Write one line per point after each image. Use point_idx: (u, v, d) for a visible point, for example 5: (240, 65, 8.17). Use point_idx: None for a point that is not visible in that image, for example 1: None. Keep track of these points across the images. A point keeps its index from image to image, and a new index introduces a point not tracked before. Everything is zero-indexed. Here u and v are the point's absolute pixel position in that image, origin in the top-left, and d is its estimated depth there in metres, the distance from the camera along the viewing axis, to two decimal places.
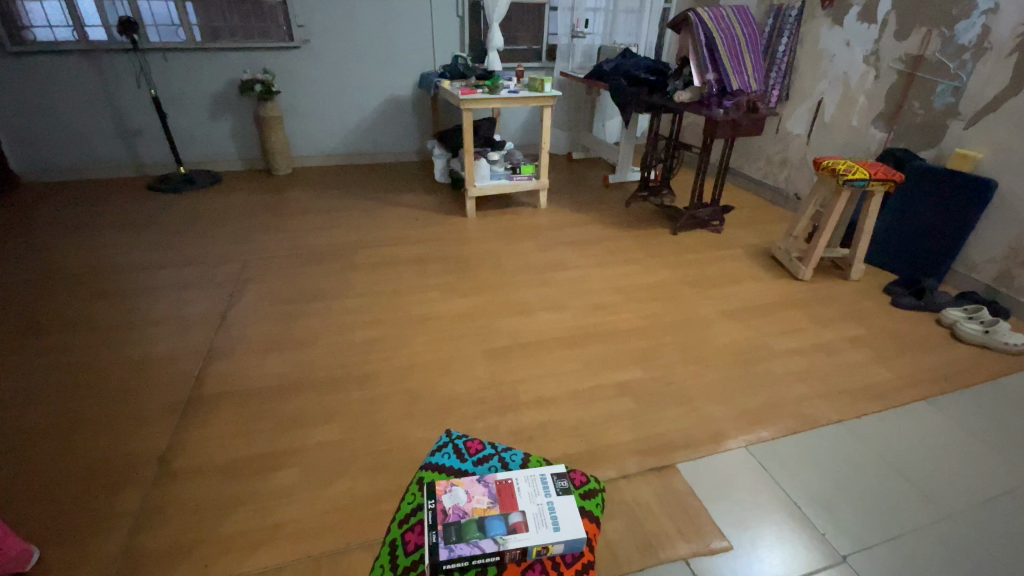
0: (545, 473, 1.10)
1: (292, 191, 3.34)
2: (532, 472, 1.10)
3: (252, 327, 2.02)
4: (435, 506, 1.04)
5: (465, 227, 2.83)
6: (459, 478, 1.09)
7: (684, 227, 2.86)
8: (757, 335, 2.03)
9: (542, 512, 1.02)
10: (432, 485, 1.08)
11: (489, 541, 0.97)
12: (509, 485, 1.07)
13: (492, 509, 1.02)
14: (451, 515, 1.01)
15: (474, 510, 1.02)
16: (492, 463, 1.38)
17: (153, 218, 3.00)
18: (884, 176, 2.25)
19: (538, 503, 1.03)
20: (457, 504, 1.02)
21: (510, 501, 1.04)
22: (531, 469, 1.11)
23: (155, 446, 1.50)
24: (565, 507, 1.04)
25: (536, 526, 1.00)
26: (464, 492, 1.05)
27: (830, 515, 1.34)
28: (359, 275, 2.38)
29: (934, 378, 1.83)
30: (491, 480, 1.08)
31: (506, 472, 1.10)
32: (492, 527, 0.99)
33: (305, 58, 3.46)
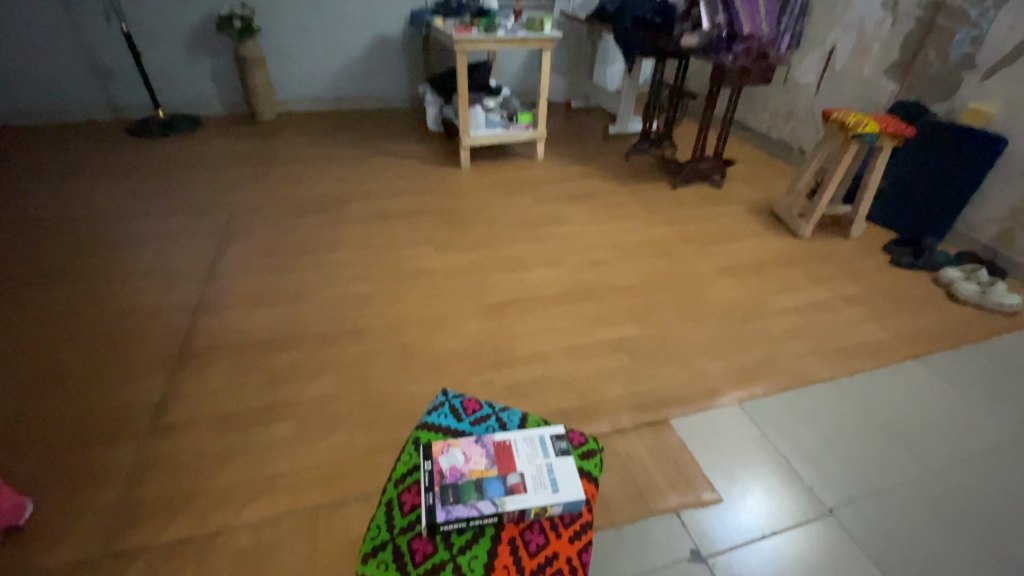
0: (542, 436, 1.26)
1: (278, 139, 3.20)
2: (528, 435, 1.27)
3: (240, 280, 1.97)
4: (433, 468, 1.20)
5: (459, 179, 2.74)
6: (456, 440, 1.25)
7: (684, 181, 2.78)
8: (753, 293, 2.01)
9: (540, 474, 1.19)
10: (430, 448, 1.24)
11: (487, 503, 1.13)
12: (507, 448, 1.24)
13: (490, 471, 1.18)
14: (449, 477, 1.17)
15: (472, 471, 1.19)
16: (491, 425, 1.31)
17: (132, 165, 2.87)
18: (894, 130, 2.18)
19: (535, 465, 1.20)
20: (455, 466, 1.19)
21: (507, 463, 1.21)
22: (528, 431, 1.28)
23: (147, 399, 1.49)
24: (561, 468, 1.20)
25: (533, 486, 1.16)
26: (463, 454, 1.21)
27: (818, 470, 1.37)
28: (350, 228, 2.31)
29: (926, 337, 1.84)
30: (489, 442, 1.25)
31: (503, 436, 1.27)
32: (489, 489, 1.15)
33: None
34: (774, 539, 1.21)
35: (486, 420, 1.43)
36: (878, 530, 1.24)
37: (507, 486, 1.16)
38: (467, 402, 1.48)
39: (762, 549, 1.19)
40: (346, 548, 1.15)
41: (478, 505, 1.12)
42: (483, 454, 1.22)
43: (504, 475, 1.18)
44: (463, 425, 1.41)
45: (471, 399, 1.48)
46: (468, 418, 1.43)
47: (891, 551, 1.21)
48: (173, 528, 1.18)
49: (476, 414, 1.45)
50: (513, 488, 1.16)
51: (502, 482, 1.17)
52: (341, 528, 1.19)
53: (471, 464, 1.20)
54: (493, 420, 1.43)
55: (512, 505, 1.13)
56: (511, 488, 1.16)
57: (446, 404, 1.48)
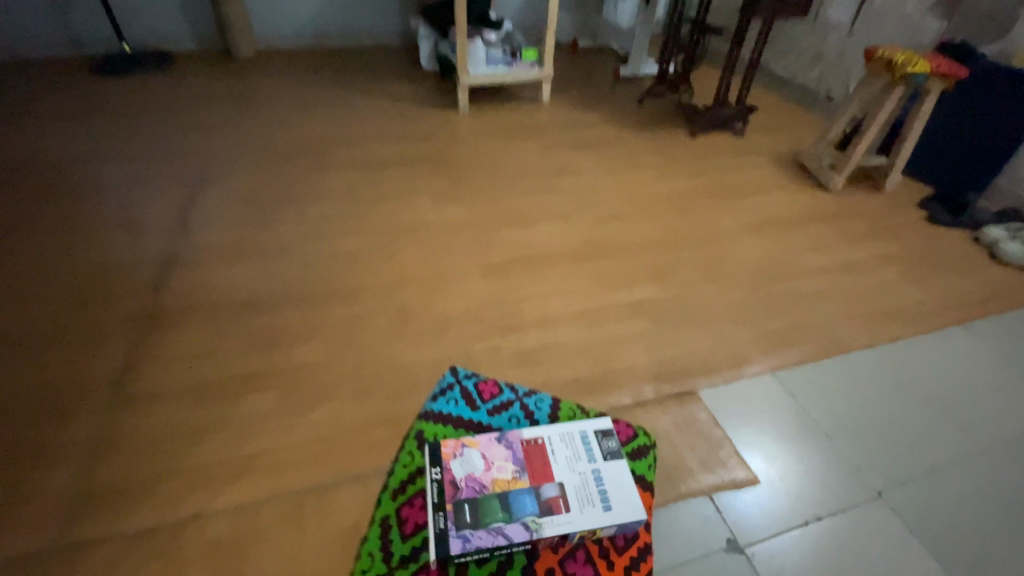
0: (584, 432, 1.08)
1: (256, 78, 2.89)
2: (566, 432, 1.08)
3: (216, 232, 1.76)
4: (443, 476, 1.00)
5: (456, 123, 2.48)
6: (472, 439, 1.06)
7: (703, 129, 2.53)
8: (783, 251, 1.83)
9: (585, 486, 1.00)
10: (435, 447, 1.04)
11: (518, 527, 0.94)
12: (539, 449, 1.05)
13: (519, 482, 1.00)
14: (464, 489, 0.98)
15: (494, 482, 0.99)
16: (512, 412, 1.23)
17: (95, 105, 2.57)
18: (947, 70, 1.94)
19: (580, 474, 1.01)
20: (472, 475, 1.00)
21: (541, 473, 1.01)
22: (566, 426, 1.09)
23: (107, 366, 1.31)
24: (610, 475, 1.02)
25: (578, 504, 0.97)
26: (481, 458, 1.03)
27: (861, 446, 1.24)
28: (337, 176, 2.08)
29: (971, 301, 1.69)
30: (516, 442, 1.06)
31: (533, 432, 1.08)
32: (519, 506, 0.96)
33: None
34: (816, 525, 1.09)
35: (508, 408, 1.24)
36: (930, 512, 1.13)
37: (542, 503, 0.97)
38: (483, 385, 1.28)
39: (803, 536, 1.07)
40: (338, 537, 1.01)
41: (505, 531, 0.93)
42: (509, 457, 1.03)
43: (538, 487, 0.99)
44: (479, 415, 1.22)
45: (487, 382, 1.29)
46: (486, 406, 1.24)
47: (947, 537, 1.09)
48: (138, 515, 1.03)
49: (495, 401, 1.25)
50: (550, 505, 0.97)
51: (536, 496, 0.98)
52: (332, 513, 1.04)
53: (493, 472, 1.01)
54: (516, 408, 1.24)
55: (550, 528, 0.94)
56: (549, 505, 0.97)
57: (456, 386, 1.28)
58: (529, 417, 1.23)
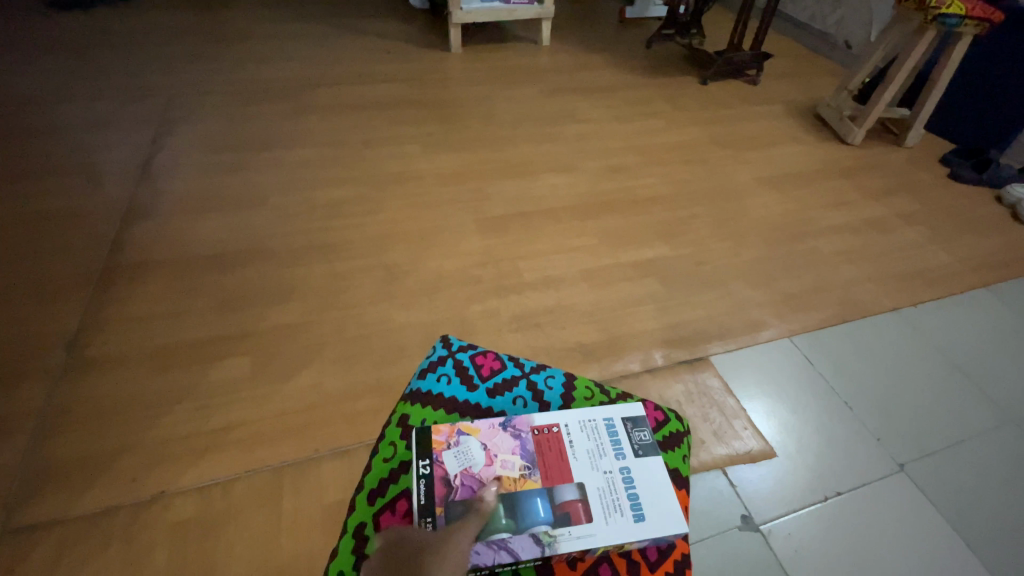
0: (611, 419, 0.75)
1: (228, 10, 2.62)
2: (588, 416, 0.75)
3: (183, 181, 1.60)
4: (431, 471, 0.69)
5: (448, 65, 2.27)
6: (470, 422, 0.74)
7: (715, 76, 2.34)
8: (800, 207, 1.70)
9: (612, 489, 0.68)
10: (423, 431, 0.72)
11: (525, 542, 0.63)
12: (552, 437, 0.72)
13: (530, 482, 0.68)
14: (458, 491, 0.67)
15: (497, 481, 0.68)
16: (519, 395, 0.82)
17: (46, 38, 2.30)
18: (982, 13, 1.74)
19: (605, 473, 0.69)
20: (468, 471, 0.69)
21: (556, 470, 0.69)
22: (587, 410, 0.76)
23: (59, 328, 1.19)
24: (647, 476, 0.70)
25: (603, 512, 0.66)
26: (480, 447, 0.71)
27: (883, 416, 1.17)
28: (317, 121, 1.89)
29: (995, 265, 1.59)
30: (525, 429, 0.73)
31: (546, 414, 0.75)
32: (528, 513, 0.65)
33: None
34: (837, 500, 1.02)
35: (512, 388, 0.83)
36: (955, 485, 1.07)
37: (558, 508, 0.65)
38: (483, 358, 0.86)
39: (821, 510, 1.01)
40: (320, 517, 0.93)
41: (509, 546, 0.62)
42: (516, 449, 0.71)
43: (553, 489, 0.67)
44: (476, 396, 0.81)
45: (489, 354, 0.87)
46: (485, 385, 0.83)
47: (974, 513, 1.03)
48: (95, 493, 0.93)
49: (497, 379, 0.84)
50: (568, 513, 0.65)
51: (549, 499, 0.66)
52: (312, 491, 0.96)
53: (496, 468, 0.69)
54: (524, 388, 0.83)
55: (567, 545, 0.63)
56: (565, 511, 0.65)
57: (448, 360, 0.86)
58: (539, 401, 0.82)
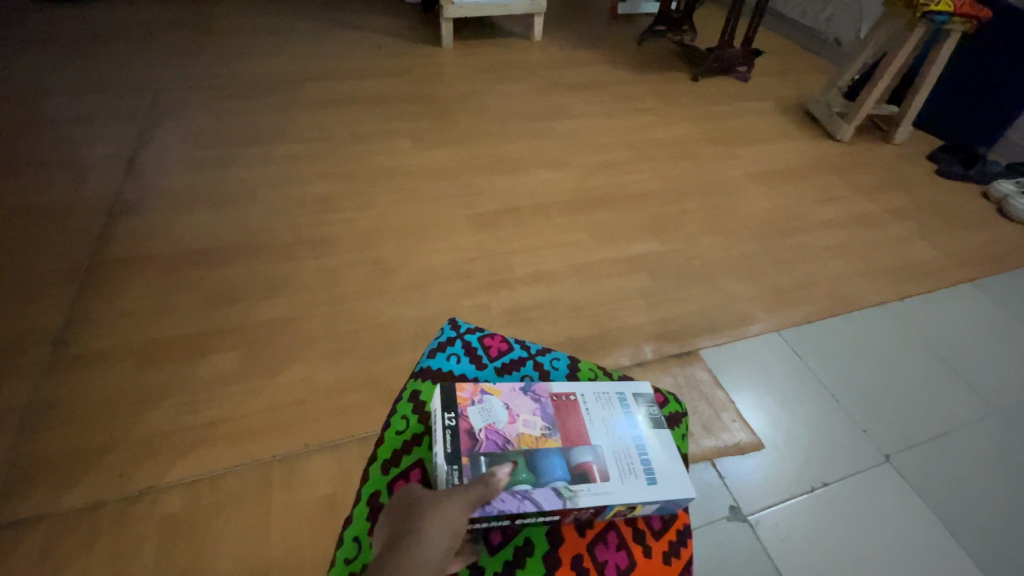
0: (622, 393, 0.76)
1: (218, 5, 2.59)
2: (602, 389, 0.76)
3: (170, 175, 1.58)
4: (456, 424, 0.68)
5: (440, 60, 2.26)
6: (493, 384, 0.73)
7: (706, 73, 2.35)
8: (790, 203, 1.72)
9: (626, 454, 0.68)
10: (447, 387, 0.71)
11: (546, 494, 0.63)
12: (569, 403, 0.73)
13: (550, 441, 0.68)
14: (483, 443, 0.66)
15: (520, 439, 0.68)
16: (527, 373, 0.81)
17: (32, 31, 2.27)
18: (969, 10, 1.76)
19: (619, 439, 0.70)
20: (492, 426, 0.68)
21: (572, 431, 0.69)
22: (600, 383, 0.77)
23: (44, 323, 1.17)
24: (659, 444, 0.70)
25: (618, 473, 0.67)
26: (503, 407, 0.70)
27: (870, 408, 1.18)
28: (308, 116, 1.88)
29: (981, 260, 1.61)
30: (543, 394, 0.73)
31: (563, 383, 0.75)
32: (547, 469, 0.65)
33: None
34: (822, 491, 1.03)
35: (521, 367, 0.82)
36: (940, 475, 1.08)
37: (576, 467, 0.66)
38: (491, 338, 0.85)
39: (809, 501, 1.02)
40: (311, 511, 0.93)
41: (532, 497, 0.63)
42: (536, 411, 0.71)
43: (572, 449, 0.67)
44: (484, 374, 0.80)
45: (496, 335, 0.85)
46: (494, 364, 0.82)
47: (957, 502, 1.04)
48: (82, 488, 0.93)
49: (505, 358, 0.83)
50: (585, 473, 0.66)
51: (567, 458, 0.66)
52: (302, 486, 0.95)
53: (518, 426, 0.69)
54: (531, 367, 0.82)
55: (587, 499, 0.63)
56: (583, 470, 0.65)
57: (457, 340, 0.85)
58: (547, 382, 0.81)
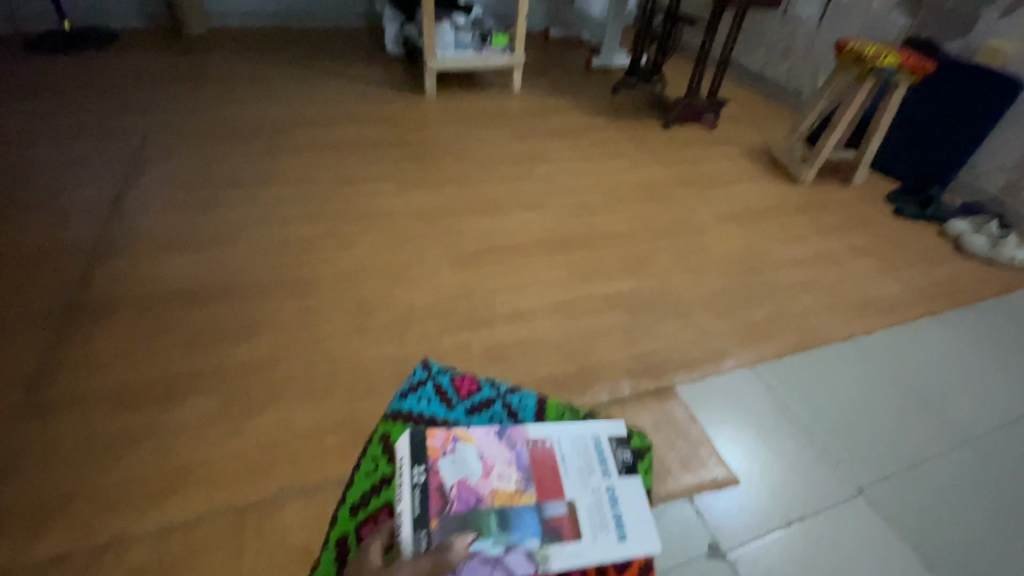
0: (599, 440, 1.04)
1: (207, 53, 2.66)
2: (582, 439, 1.04)
3: (154, 219, 1.60)
4: (427, 478, 0.94)
5: (424, 107, 2.36)
6: (466, 433, 1.01)
7: (675, 120, 2.48)
8: (759, 242, 1.80)
9: (597, 507, 0.95)
10: (420, 436, 0.99)
11: (522, 555, 0.88)
12: (551, 457, 1.00)
13: (521, 496, 0.95)
14: (456, 502, 0.92)
15: (492, 496, 0.94)
16: (491, 411, 1.13)
17: (22, 79, 2.30)
18: (914, 64, 1.92)
19: (593, 490, 0.97)
20: (465, 482, 0.95)
21: (551, 487, 0.96)
22: (580, 430, 1.05)
23: (19, 366, 1.16)
24: (625, 494, 0.97)
25: (592, 530, 0.92)
26: (473, 463, 0.97)
27: (843, 440, 1.21)
28: (294, 160, 1.93)
29: (941, 294, 1.68)
30: (518, 443, 1.02)
31: (545, 437, 1.03)
32: (516, 523, 0.91)
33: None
34: (801, 525, 1.04)
35: (485, 407, 1.14)
36: (915, 506, 1.10)
37: (548, 520, 0.92)
38: (461, 382, 1.19)
39: (785, 537, 1.02)
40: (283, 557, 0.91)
41: (506, 562, 0.86)
42: (507, 465, 0.98)
43: (546, 504, 0.94)
44: (454, 413, 1.12)
45: (465, 379, 1.19)
46: (462, 405, 1.14)
47: (934, 533, 1.06)
48: (49, 538, 0.90)
49: (472, 399, 1.16)
50: (559, 524, 0.92)
51: (543, 513, 0.93)
52: (276, 531, 0.94)
53: (491, 481, 0.96)
54: (496, 408, 1.14)
55: (557, 560, 0.88)
56: (558, 522, 0.92)
57: (429, 382, 1.18)
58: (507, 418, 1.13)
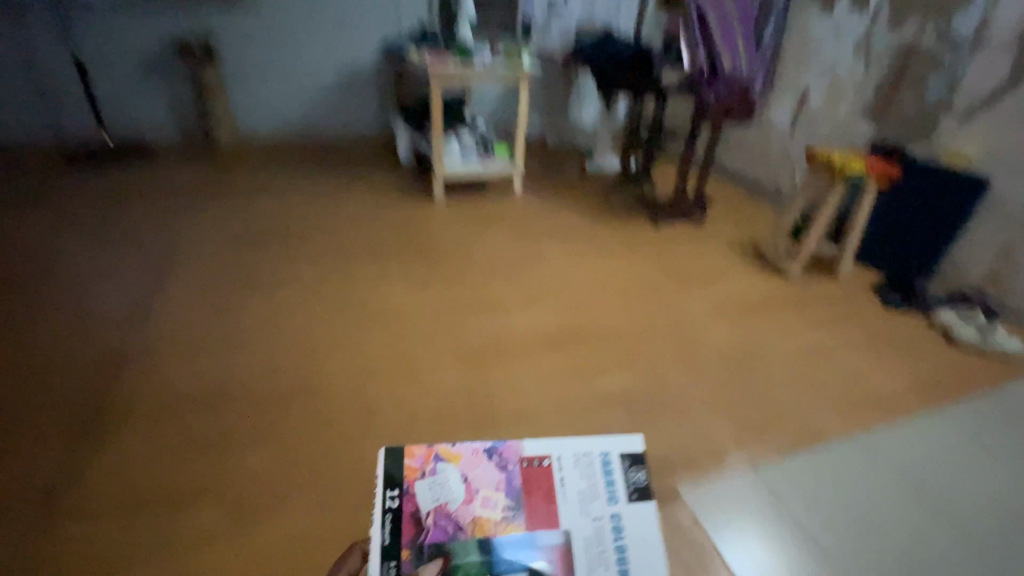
0: (607, 460, 0.85)
1: (234, 158, 2.87)
2: (587, 457, 0.86)
3: (187, 329, 1.74)
4: (403, 504, 0.79)
5: (432, 212, 2.56)
6: (451, 451, 0.84)
7: (665, 216, 2.64)
8: (753, 336, 1.87)
9: (598, 543, 0.78)
10: (400, 454, 0.83)
11: None
12: (547, 477, 0.83)
13: (506, 525, 0.79)
14: (431, 530, 0.77)
15: (473, 523, 0.78)
16: None
17: (68, 191, 2.50)
18: (880, 170, 2.09)
19: (596, 520, 0.80)
20: (444, 508, 0.79)
21: (545, 514, 0.80)
22: (586, 447, 0.87)
23: (108, 466, 1.38)
24: (633, 524, 0.80)
25: (589, 565, 0.76)
26: (455, 485, 0.82)
27: (853, 553, 1.25)
28: (312, 265, 2.07)
29: (936, 388, 1.73)
30: (508, 465, 0.85)
31: (542, 449, 0.86)
32: (499, 562, 0.75)
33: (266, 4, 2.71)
34: None
35: None
36: None
37: (538, 562, 0.76)
38: None
39: None
40: None
41: None
42: (493, 489, 0.82)
43: (534, 537, 0.78)
44: None
45: None
46: None
47: None
48: None
49: None
50: (551, 565, 0.76)
51: (532, 546, 0.77)
52: None
53: (473, 507, 0.80)
54: None
55: None
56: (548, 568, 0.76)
57: None
58: None
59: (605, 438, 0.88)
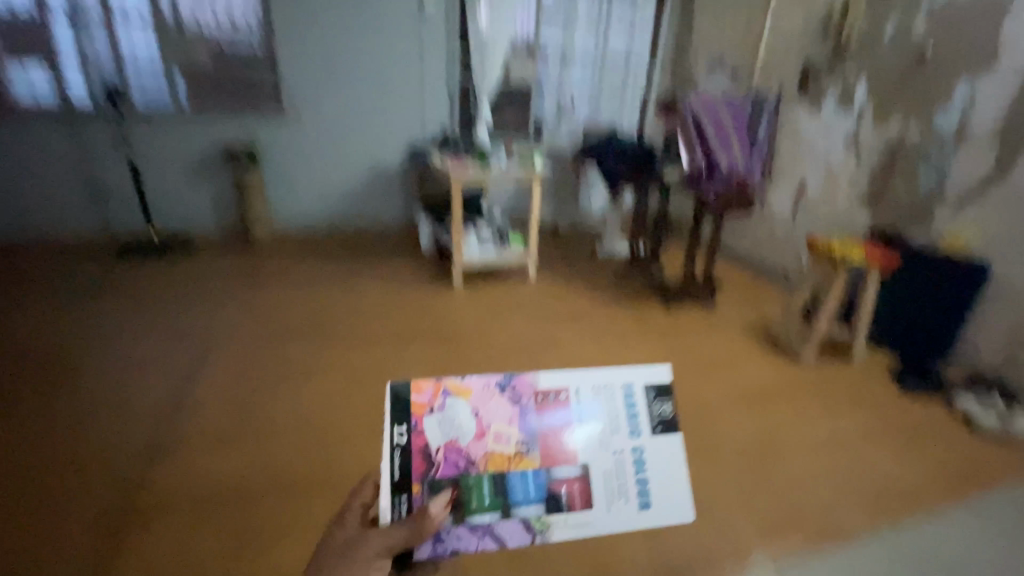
0: (631, 392, 1.01)
1: (268, 249, 3.08)
2: (613, 388, 1.01)
3: (224, 423, 1.84)
4: (413, 439, 0.94)
5: (452, 298, 2.70)
6: (460, 389, 0.96)
7: (676, 300, 2.73)
8: (769, 424, 1.89)
9: (619, 467, 0.99)
10: (410, 395, 0.95)
11: (518, 517, 0.96)
12: (564, 408, 0.99)
13: (517, 457, 0.97)
14: (444, 464, 0.94)
15: (485, 456, 0.96)
16: None
17: (115, 283, 2.68)
18: (881, 260, 2.18)
19: (615, 452, 0.99)
20: (456, 443, 0.95)
21: (564, 445, 0.99)
22: (613, 379, 1.01)
23: (165, 553, 1.48)
24: (650, 452, 1.00)
25: (607, 490, 0.99)
26: (464, 419, 0.96)
27: None
28: (339, 353, 2.18)
29: (957, 479, 1.72)
30: (522, 399, 0.98)
31: (562, 384, 1.00)
32: (512, 486, 0.96)
33: (305, 116, 3.03)
34: None
35: None
36: None
37: (554, 480, 0.98)
38: None
39: None
40: None
41: (498, 525, 0.96)
42: (505, 424, 0.97)
43: (552, 466, 0.98)
44: None
45: None
46: None
47: None
48: None
49: None
50: (572, 487, 0.99)
51: (546, 474, 0.98)
52: None
53: (485, 442, 0.96)
54: None
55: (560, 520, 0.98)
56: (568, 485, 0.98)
57: None
58: None
59: (629, 372, 1.02)
